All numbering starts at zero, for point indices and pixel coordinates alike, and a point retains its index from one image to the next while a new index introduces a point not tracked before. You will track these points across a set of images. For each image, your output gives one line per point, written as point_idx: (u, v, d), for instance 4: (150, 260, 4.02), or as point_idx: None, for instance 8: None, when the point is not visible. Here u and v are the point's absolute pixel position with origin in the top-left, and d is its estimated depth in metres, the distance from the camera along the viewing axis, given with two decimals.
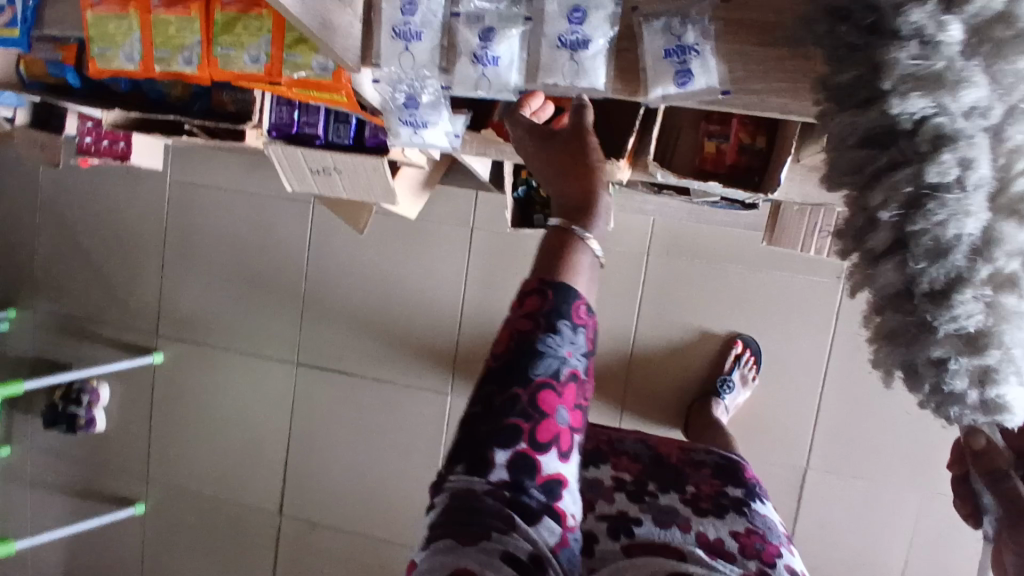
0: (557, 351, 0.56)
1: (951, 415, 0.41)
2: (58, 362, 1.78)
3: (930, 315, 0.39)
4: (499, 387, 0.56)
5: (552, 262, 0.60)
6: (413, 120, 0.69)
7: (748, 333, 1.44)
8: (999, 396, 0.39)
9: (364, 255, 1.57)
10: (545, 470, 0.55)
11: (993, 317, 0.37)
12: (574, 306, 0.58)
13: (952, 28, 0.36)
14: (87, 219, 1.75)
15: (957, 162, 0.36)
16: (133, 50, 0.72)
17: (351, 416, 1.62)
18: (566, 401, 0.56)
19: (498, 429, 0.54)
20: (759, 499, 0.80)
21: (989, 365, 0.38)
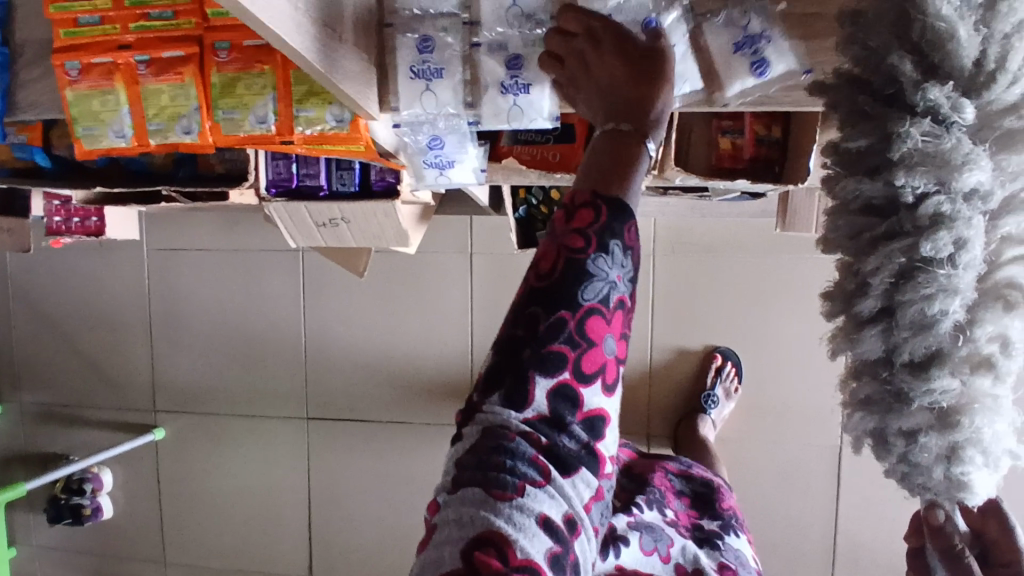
0: (609, 273, 0.43)
1: (913, 485, 0.43)
2: (53, 453, 1.68)
3: (907, 386, 0.40)
4: (540, 309, 0.43)
5: (606, 164, 0.45)
6: (439, 161, 0.66)
7: (724, 345, 1.42)
8: (963, 475, 0.40)
9: (362, 296, 1.52)
10: (589, 409, 0.43)
11: (965, 396, 0.39)
12: (621, 215, 0.44)
13: (967, 110, 0.36)
14: (63, 300, 1.66)
15: (953, 242, 0.37)
16: (123, 126, 0.66)
17: (371, 463, 1.55)
18: (616, 332, 0.44)
19: (539, 355, 0.43)
20: (735, 531, 0.82)
21: (957, 443, 0.39)
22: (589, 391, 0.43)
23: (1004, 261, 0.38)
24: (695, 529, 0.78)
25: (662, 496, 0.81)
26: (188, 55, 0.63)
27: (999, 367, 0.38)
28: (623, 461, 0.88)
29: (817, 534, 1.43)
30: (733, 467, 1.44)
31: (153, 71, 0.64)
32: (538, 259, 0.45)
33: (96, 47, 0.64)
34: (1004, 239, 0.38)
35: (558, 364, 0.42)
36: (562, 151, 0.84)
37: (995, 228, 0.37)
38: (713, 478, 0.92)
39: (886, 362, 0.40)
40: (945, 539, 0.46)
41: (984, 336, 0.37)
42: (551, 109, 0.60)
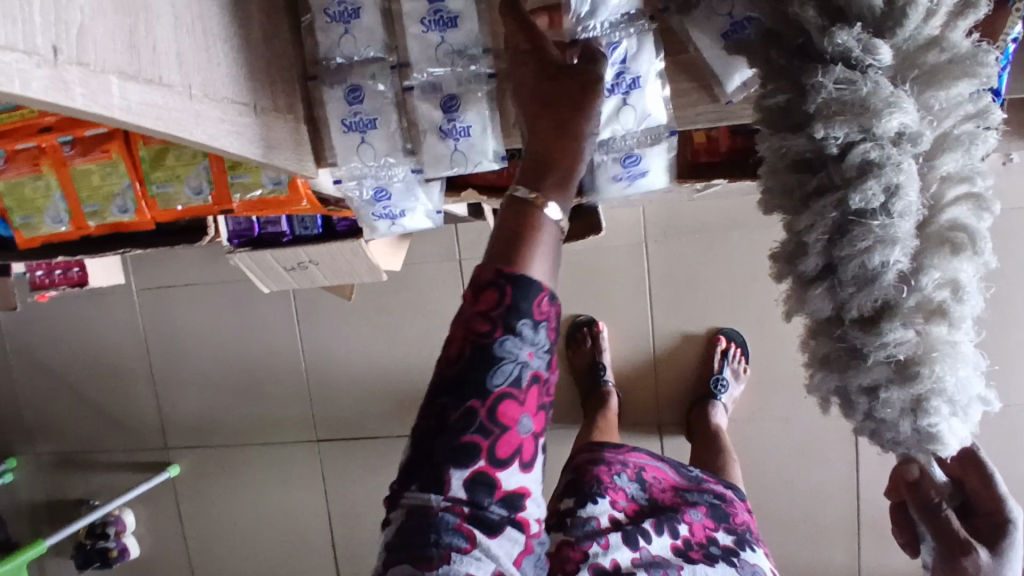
0: (517, 355, 0.43)
1: (885, 442, 0.43)
2: (74, 500, 1.69)
3: (860, 341, 0.39)
4: (449, 399, 0.43)
5: (507, 245, 0.43)
6: (388, 212, 0.63)
7: (729, 326, 1.39)
8: (931, 425, 0.40)
9: (357, 313, 1.50)
10: (506, 486, 0.44)
11: (921, 343, 0.38)
12: (533, 297, 0.43)
13: (881, 51, 0.34)
14: (63, 350, 1.66)
15: (887, 194, 0.35)
16: (58, 211, 0.64)
17: (385, 478, 1.54)
18: (531, 409, 0.44)
19: (450, 447, 0.43)
20: (749, 545, 0.84)
21: (921, 392, 0.39)
22: (503, 472, 0.44)
23: (946, 203, 0.37)
24: (710, 547, 0.80)
25: (674, 512, 0.84)
26: (111, 132, 0.60)
27: (952, 313, 0.37)
28: (637, 477, 0.91)
29: (841, 503, 1.40)
30: (749, 447, 1.42)
31: (78, 152, 0.61)
32: (449, 341, 0.45)
33: (19, 132, 0.61)
34: (945, 179, 0.37)
35: (472, 451, 0.43)
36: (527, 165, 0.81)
37: (934, 168, 0.36)
38: (725, 492, 0.95)
39: (839, 321, 0.40)
40: (926, 494, 0.49)
41: (931, 282, 0.37)
42: (495, 147, 0.56)
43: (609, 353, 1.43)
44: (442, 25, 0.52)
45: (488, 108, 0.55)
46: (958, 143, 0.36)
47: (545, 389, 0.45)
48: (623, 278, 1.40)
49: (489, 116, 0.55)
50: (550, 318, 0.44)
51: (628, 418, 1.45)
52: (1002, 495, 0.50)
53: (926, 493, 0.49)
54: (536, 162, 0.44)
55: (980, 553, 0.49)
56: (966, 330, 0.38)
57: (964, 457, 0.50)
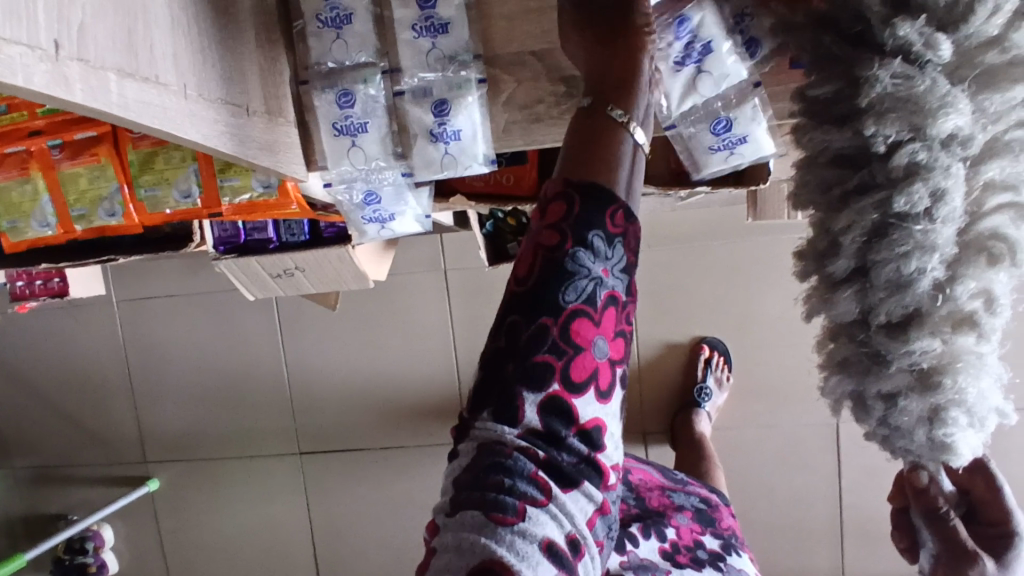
0: (591, 269, 0.40)
1: (896, 449, 0.42)
2: (51, 515, 1.66)
3: (884, 348, 0.39)
4: (520, 316, 0.40)
5: (581, 155, 0.41)
6: (378, 215, 0.63)
7: (712, 334, 1.40)
8: (946, 436, 0.38)
9: (340, 324, 1.49)
10: (582, 418, 0.40)
11: (947, 356, 0.37)
12: (606, 206, 0.40)
13: (942, 46, 0.34)
14: (40, 362, 1.63)
15: (931, 194, 0.35)
16: (45, 216, 0.64)
17: (369, 490, 1.53)
18: (607, 331, 0.40)
19: (522, 367, 0.39)
20: (736, 550, 0.85)
21: (937, 404, 0.38)
22: (580, 399, 0.40)
23: (988, 210, 0.35)
24: (696, 550, 0.82)
25: (662, 517, 0.86)
26: (100, 135, 0.60)
27: (982, 324, 0.36)
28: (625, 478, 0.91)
29: (824, 509, 1.42)
30: (733, 454, 1.43)
31: (66, 155, 0.61)
32: (517, 261, 0.42)
33: (10, 136, 0.61)
34: (986, 186, 0.35)
35: (544, 372, 0.39)
36: (515, 173, 0.82)
37: (978, 176, 0.35)
38: (709, 497, 0.96)
39: (864, 321, 0.40)
40: (930, 501, 0.48)
41: (965, 293, 0.36)
42: (485, 151, 0.57)
43: None
44: (433, 32, 0.53)
45: (478, 113, 0.56)
46: (1008, 149, 0.35)
47: (622, 312, 0.41)
48: None
49: (480, 121, 0.56)
50: (626, 235, 0.41)
51: None
52: (1006, 503, 0.50)
53: (929, 498, 0.48)
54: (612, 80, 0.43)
55: (983, 562, 0.49)
56: (992, 346, 0.37)
57: (974, 468, 0.49)
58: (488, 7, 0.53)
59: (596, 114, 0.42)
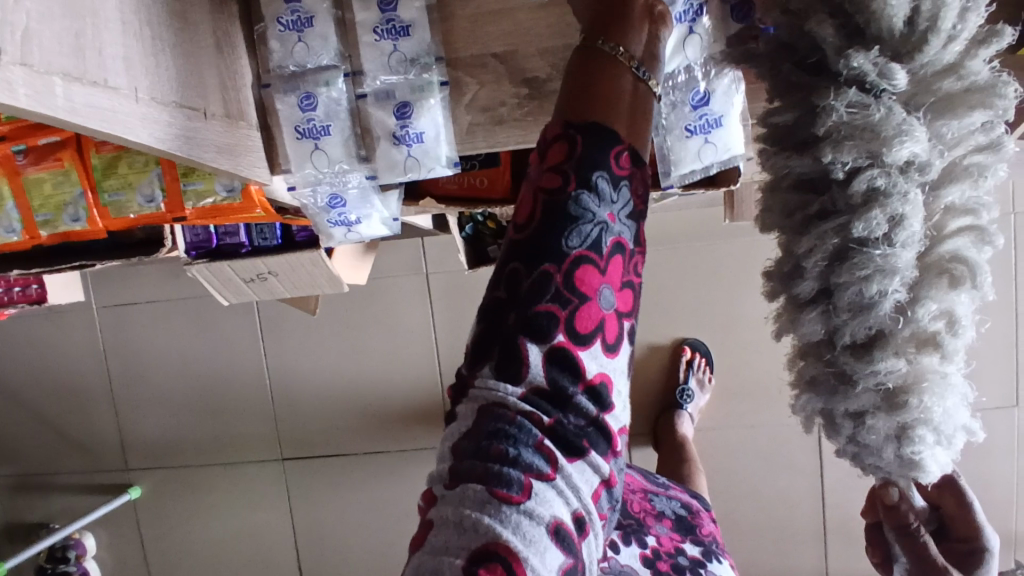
0: (595, 214, 0.38)
1: (867, 466, 0.42)
2: (33, 524, 1.65)
3: (850, 368, 0.38)
4: (521, 264, 0.38)
5: (580, 94, 0.39)
6: (344, 219, 0.63)
7: (693, 336, 1.41)
8: (915, 454, 0.38)
9: (323, 328, 1.49)
10: (589, 373, 0.38)
11: (912, 374, 0.37)
12: (610, 150, 0.39)
13: (898, 76, 0.34)
14: (20, 369, 1.62)
15: (890, 216, 0.35)
16: (11, 221, 0.64)
17: (353, 495, 1.53)
18: (613, 280, 0.39)
19: (525, 318, 0.38)
20: (717, 557, 0.85)
21: (907, 422, 0.37)
22: (586, 352, 0.38)
23: (948, 233, 0.36)
24: (677, 558, 0.81)
25: (642, 525, 0.84)
26: (64, 140, 0.59)
27: (946, 345, 0.36)
28: None
29: (808, 509, 1.42)
30: (716, 456, 1.43)
31: (31, 160, 0.61)
32: (518, 208, 0.40)
33: None
34: (947, 209, 0.36)
35: (547, 321, 0.38)
36: (488, 176, 0.82)
37: (938, 198, 0.36)
38: (691, 502, 0.95)
39: (829, 340, 0.39)
40: (903, 517, 0.49)
41: (927, 314, 0.36)
42: (448, 153, 0.57)
43: None
44: (395, 35, 0.53)
45: (442, 116, 0.56)
46: (966, 173, 0.36)
47: (629, 262, 0.40)
48: None
49: (443, 124, 0.56)
50: (631, 180, 0.40)
51: None
52: (974, 518, 0.52)
53: (902, 516, 0.49)
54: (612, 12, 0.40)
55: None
56: (958, 366, 0.37)
57: (944, 486, 0.51)
58: (450, 10, 0.53)
59: (594, 50, 0.40)
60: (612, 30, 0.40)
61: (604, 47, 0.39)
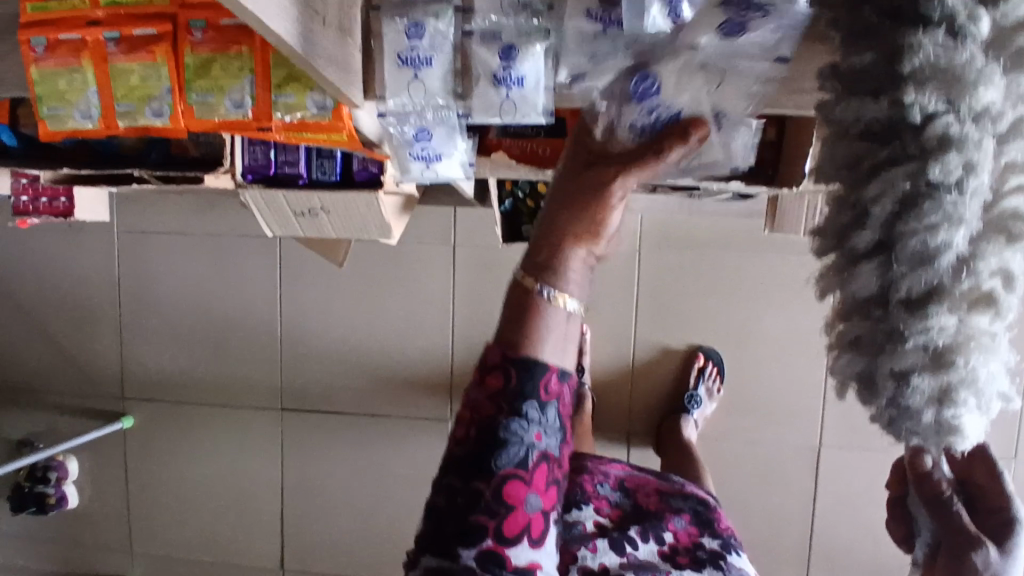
0: (523, 435, 0.50)
1: (899, 431, 0.41)
2: (16, 440, 1.62)
3: (902, 324, 0.38)
4: (460, 478, 0.50)
5: (517, 328, 0.51)
6: (425, 153, 0.63)
7: (708, 345, 1.42)
8: (954, 417, 0.38)
9: (342, 284, 1.48)
10: (516, 564, 0.50)
11: (963, 333, 0.37)
12: (540, 380, 0.50)
13: (981, 20, 0.35)
14: (30, 283, 1.60)
15: (961, 167, 0.35)
16: (90, 107, 0.63)
17: (347, 455, 1.52)
18: (538, 487, 0.50)
19: (463, 523, 0.49)
20: (738, 550, 0.77)
21: (950, 382, 0.38)
22: (513, 550, 0.50)
23: (1009, 191, 0.37)
24: (699, 550, 0.74)
25: (660, 519, 0.78)
26: (161, 33, 0.59)
27: (999, 304, 0.37)
28: (619, 485, 0.82)
29: (795, 532, 1.43)
30: (712, 466, 1.44)
31: (122, 48, 0.60)
32: (459, 421, 0.52)
33: (63, 21, 0.60)
34: (1010, 166, 0.37)
35: (479, 533, 0.49)
36: (552, 146, 0.84)
37: (1003, 155, 0.37)
38: (706, 498, 0.87)
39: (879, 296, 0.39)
40: (932, 487, 0.51)
41: (986, 270, 0.37)
42: (545, 102, 0.57)
43: (589, 356, 1.43)
44: None
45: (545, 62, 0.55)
46: None
47: (552, 466, 0.52)
48: (611, 284, 1.42)
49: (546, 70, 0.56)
50: (559, 397, 0.51)
51: (597, 422, 1.46)
52: (1006, 491, 0.53)
53: (931, 485, 0.51)
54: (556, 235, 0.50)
55: (986, 548, 0.50)
56: (1000, 327, 0.38)
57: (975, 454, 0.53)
58: None
59: (528, 289, 0.51)
60: (546, 267, 0.50)
61: (536, 281, 0.50)
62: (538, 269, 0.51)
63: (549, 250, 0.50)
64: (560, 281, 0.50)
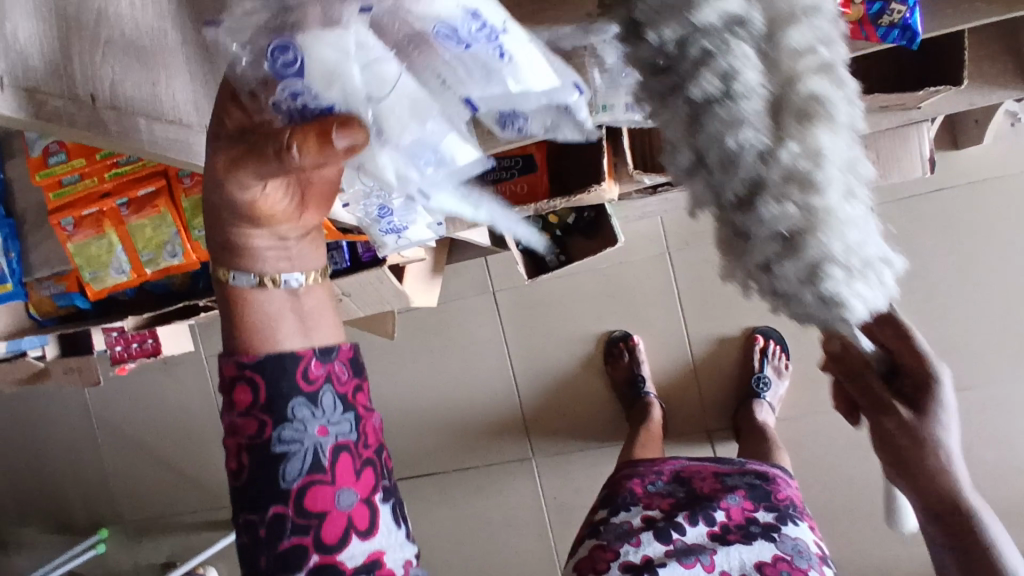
0: (303, 437, 0.44)
1: (796, 310, 0.23)
2: (161, 563, 1.78)
3: (709, 176, 0.22)
4: (252, 514, 0.44)
5: (239, 330, 0.46)
6: (393, 226, 0.70)
7: (763, 324, 1.41)
8: (833, 288, 0.22)
9: (402, 353, 1.57)
10: (352, 566, 0.45)
11: (796, 164, 0.20)
12: (294, 370, 0.45)
13: None
14: (138, 421, 1.77)
15: (718, 17, 0.20)
16: (121, 263, 0.74)
17: (447, 512, 1.60)
18: (347, 480, 0.46)
19: (275, 558, 0.44)
20: (792, 520, 0.89)
21: (802, 240, 0.21)
22: (344, 554, 0.45)
23: None
24: (749, 527, 0.87)
25: (712, 501, 0.91)
26: (159, 188, 0.72)
27: (823, 102, 0.20)
28: (672, 478, 0.97)
29: None
30: (802, 443, 1.40)
31: (134, 209, 0.72)
32: (228, 454, 0.46)
33: (82, 201, 0.72)
34: None
35: (297, 555, 0.44)
36: (528, 182, 0.90)
37: None
38: (766, 470, 0.99)
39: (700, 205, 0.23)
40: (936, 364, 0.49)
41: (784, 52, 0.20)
42: None
43: (648, 364, 1.45)
44: None
45: None
46: None
47: (356, 452, 0.47)
48: (651, 289, 1.44)
49: None
50: (331, 375, 0.47)
51: (675, 425, 1.47)
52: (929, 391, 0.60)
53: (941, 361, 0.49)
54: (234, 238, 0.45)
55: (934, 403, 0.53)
56: (860, 182, 0.22)
57: None
58: None
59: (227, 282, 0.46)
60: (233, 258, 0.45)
61: (231, 277, 0.46)
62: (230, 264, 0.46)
63: (226, 242, 0.45)
64: (259, 264, 0.46)
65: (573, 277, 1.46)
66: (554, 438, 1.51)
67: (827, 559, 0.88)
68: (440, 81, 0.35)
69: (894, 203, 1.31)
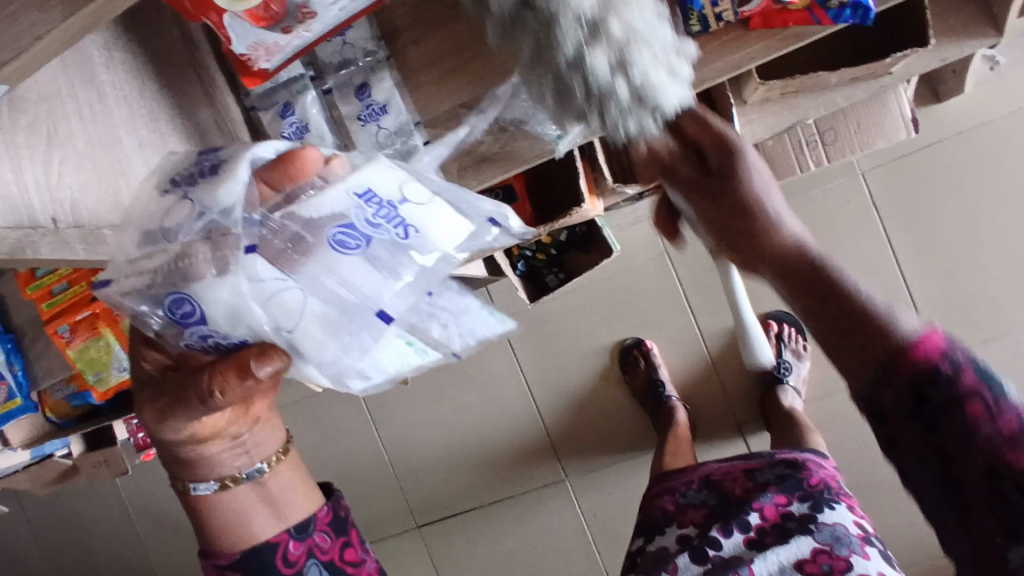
0: None
1: (620, 122, 0.40)
2: None
3: (551, 46, 0.37)
4: None
5: (215, 532, 0.56)
6: None
7: (774, 308, 1.39)
8: (642, 84, 0.39)
9: (420, 395, 1.57)
10: None
11: (596, 26, 0.36)
12: (275, 558, 0.55)
13: None
14: (169, 505, 1.74)
15: None
16: (121, 361, 0.75)
17: (491, 546, 1.58)
18: None
19: None
20: (827, 505, 0.90)
21: (615, 68, 0.38)
22: None
23: None
24: (785, 525, 0.89)
25: (745, 505, 0.93)
26: None
27: None
28: (703, 485, 1.02)
29: None
30: (834, 421, 1.38)
31: None
32: None
33: (73, 307, 0.73)
34: None
35: None
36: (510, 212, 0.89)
37: None
38: (797, 457, 1.00)
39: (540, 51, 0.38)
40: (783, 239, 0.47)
41: None
42: None
43: (664, 367, 1.43)
44: (375, 116, 0.63)
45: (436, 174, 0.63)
46: None
47: None
48: (656, 292, 1.42)
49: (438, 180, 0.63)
50: (312, 549, 0.58)
51: (702, 422, 1.45)
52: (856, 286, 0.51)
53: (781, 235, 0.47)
54: (188, 456, 0.55)
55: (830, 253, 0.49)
56: (648, 4, 0.38)
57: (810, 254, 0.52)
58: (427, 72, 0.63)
59: (191, 494, 0.56)
60: (189, 472, 0.55)
61: (193, 486, 0.55)
62: (191, 477, 0.56)
63: (181, 460, 0.55)
64: (214, 470, 0.56)
65: (577, 292, 1.45)
66: (585, 455, 1.49)
67: (871, 537, 0.88)
68: (359, 287, 0.43)
69: (886, 165, 1.29)
